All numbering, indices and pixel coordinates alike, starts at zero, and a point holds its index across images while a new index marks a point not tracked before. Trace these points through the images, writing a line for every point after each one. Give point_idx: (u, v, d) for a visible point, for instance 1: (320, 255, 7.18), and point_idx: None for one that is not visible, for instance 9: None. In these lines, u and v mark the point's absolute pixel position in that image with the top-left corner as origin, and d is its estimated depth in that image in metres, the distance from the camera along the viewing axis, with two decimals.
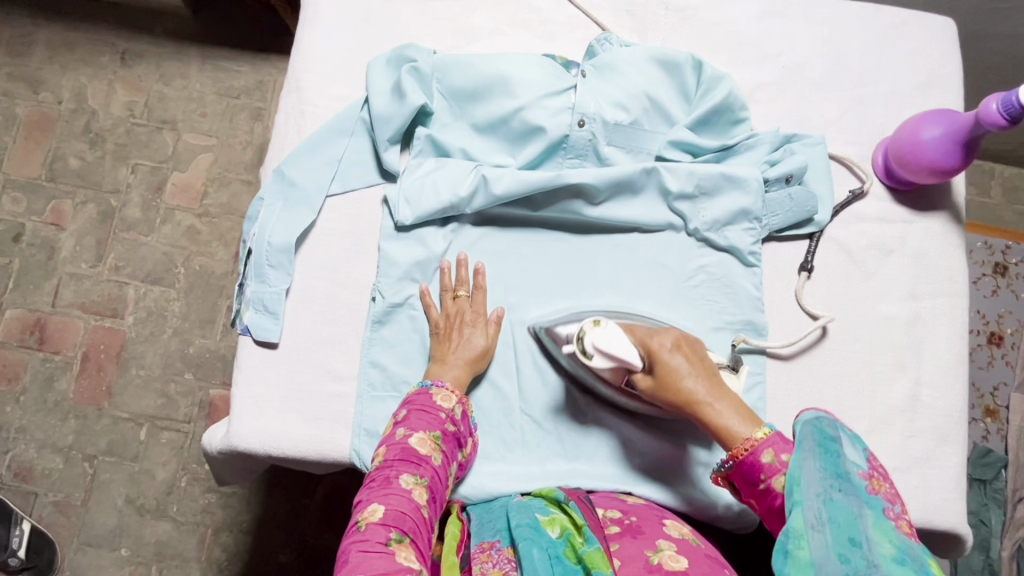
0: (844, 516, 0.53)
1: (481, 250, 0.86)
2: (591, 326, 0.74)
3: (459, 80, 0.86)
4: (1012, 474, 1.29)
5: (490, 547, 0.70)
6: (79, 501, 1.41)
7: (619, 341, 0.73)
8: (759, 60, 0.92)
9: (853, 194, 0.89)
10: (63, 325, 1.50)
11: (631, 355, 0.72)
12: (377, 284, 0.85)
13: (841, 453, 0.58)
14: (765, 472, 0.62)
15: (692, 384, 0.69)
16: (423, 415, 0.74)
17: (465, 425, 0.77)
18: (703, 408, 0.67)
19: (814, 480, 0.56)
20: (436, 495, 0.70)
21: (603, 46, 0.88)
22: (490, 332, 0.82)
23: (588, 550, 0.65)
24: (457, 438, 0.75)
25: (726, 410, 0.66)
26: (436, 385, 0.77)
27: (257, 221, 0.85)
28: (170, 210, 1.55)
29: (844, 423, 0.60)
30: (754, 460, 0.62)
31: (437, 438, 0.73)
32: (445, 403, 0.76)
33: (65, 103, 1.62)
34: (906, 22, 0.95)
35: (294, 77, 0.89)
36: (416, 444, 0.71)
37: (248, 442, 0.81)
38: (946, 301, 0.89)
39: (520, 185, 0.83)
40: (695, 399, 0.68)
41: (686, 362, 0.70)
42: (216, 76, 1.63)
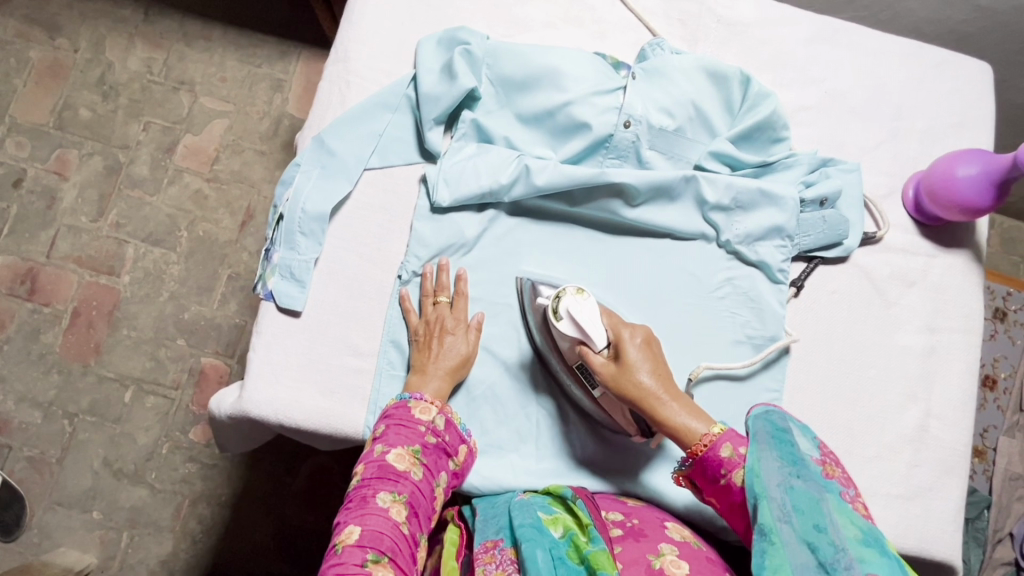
0: (807, 503, 0.55)
1: (515, 240, 0.86)
2: (573, 290, 0.76)
3: (510, 68, 0.86)
4: (995, 515, 1.32)
5: (493, 546, 0.70)
6: (54, 459, 1.37)
7: (593, 318, 0.74)
8: (803, 83, 0.93)
9: (867, 238, 0.91)
10: (55, 277, 1.47)
11: (597, 332, 0.73)
12: (406, 262, 0.84)
13: (793, 442, 0.61)
14: (725, 468, 0.64)
15: (648, 378, 0.71)
16: (401, 430, 0.71)
17: (450, 435, 0.75)
18: (658, 404, 0.70)
19: (774, 471, 0.59)
20: (417, 509, 0.67)
21: (655, 50, 0.89)
22: (471, 342, 0.80)
23: (593, 550, 0.64)
24: (440, 449, 0.73)
25: (678, 408, 0.69)
26: (414, 398, 0.74)
27: (291, 186, 0.84)
28: (178, 172, 1.52)
29: (791, 415, 0.65)
30: (711, 454, 0.65)
31: (416, 452, 0.70)
32: (423, 416, 0.73)
33: (82, 51, 1.58)
34: (946, 62, 0.97)
35: (342, 47, 0.89)
36: (394, 460, 0.68)
37: (261, 408, 0.79)
38: (961, 337, 0.91)
39: (562, 178, 0.83)
40: (649, 395, 0.70)
41: (647, 356, 0.72)
42: (240, 42, 1.61)
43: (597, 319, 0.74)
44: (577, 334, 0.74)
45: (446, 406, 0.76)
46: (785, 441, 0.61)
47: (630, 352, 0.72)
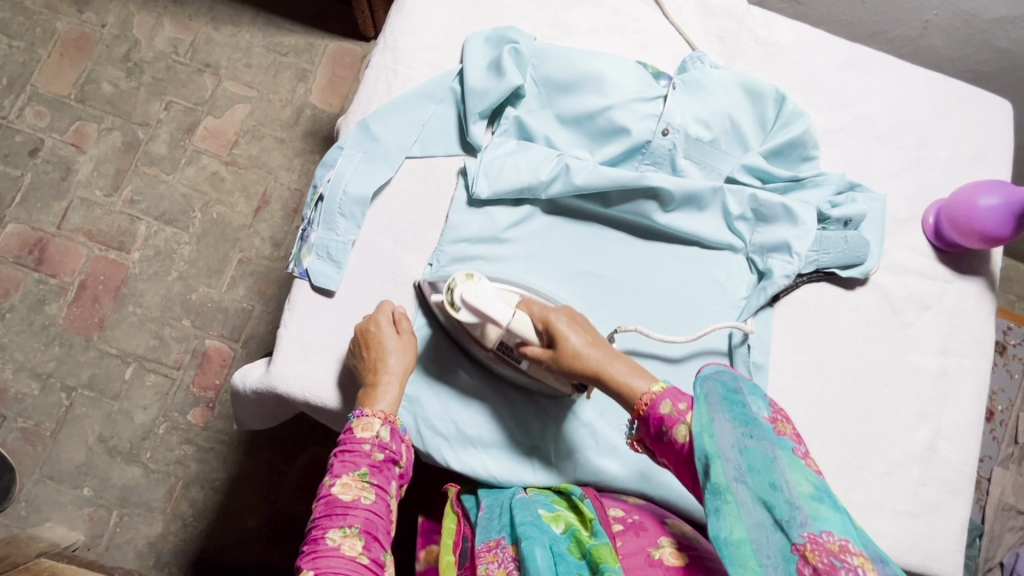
0: (759, 462, 0.54)
1: (548, 237, 0.88)
2: (462, 279, 0.76)
3: (556, 70, 0.88)
4: (986, 544, 1.34)
5: (496, 545, 0.71)
6: (48, 431, 1.36)
7: (488, 297, 0.74)
8: (833, 107, 0.96)
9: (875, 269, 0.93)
10: (64, 250, 1.46)
11: (499, 310, 0.74)
12: (438, 250, 0.85)
13: (744, 402, 0.58)
14: (665, 424, 0.62)
15: (585, 348, 0.69)
16: (345, 457, 0.71)
17: (396, 443, 0.74)
18: (598, 370, 0.67)
19: (726, 432, 0.56)
20: (375, 533, 0.68)
21: (695, 63, 0.92)
22: (404, 336, 0.79)
23: (595, 544, 0.66)
24: (388, 463, 0.72)
25: (618, 369, 0.67)
26: (356, 416, 0.74)
27: (332, 169, 0.86)
28: (197, 153, 1.53)
29: (743, 375, 0.61)
30: (653, 413, 0.62)
31: (363, 476, 0.70)
32: (366, 433, 0.72)
33: (109, 27, 1.59)
34: (969, 97, 1.01)
35: (390, 38, 0.90)
36: (340, 493, 0.68)
37: (288, 384, 0.80)
38: (973, 361, 0.93)
39: (600, 179, 0.85)
40: (587, 363, 0.68)
41: (565, 328, 0.71)
42: (268, 30, 1.63)
43: (490, 297, 0.74)
44: (478, 318, 0.75)
45: (393, 416, 0.75)
46: (736, 401, 0.58)
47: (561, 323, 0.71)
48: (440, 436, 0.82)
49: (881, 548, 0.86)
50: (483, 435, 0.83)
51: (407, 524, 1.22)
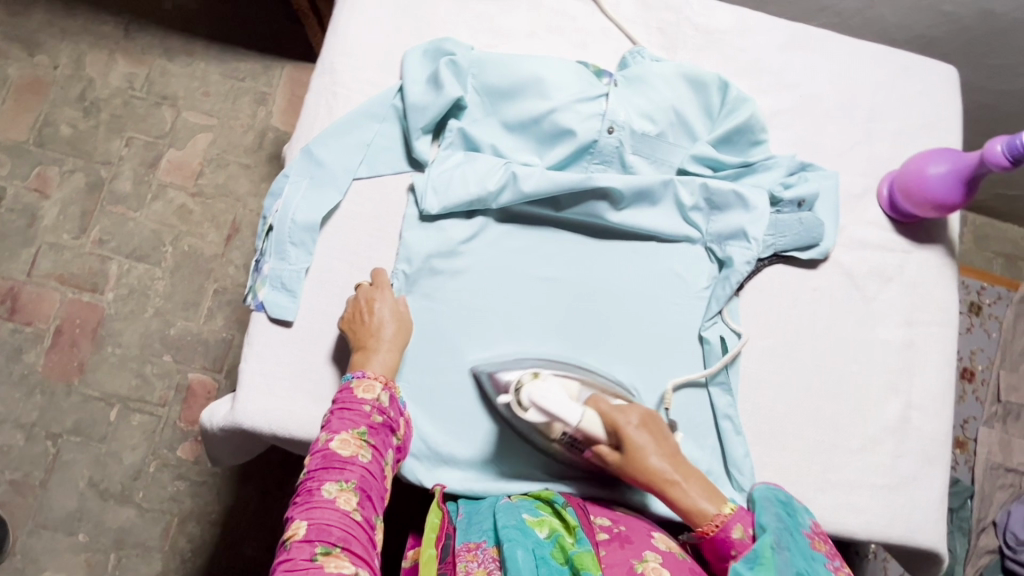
0: (798, 551, 0.63)
1: (503, 246, 0.87)
2: (530, 378, 0.76)
3: (495, 78, 0.87)
4: (978, 504, 1.35)
5: (476, 547, 0.71)
6: (37, 481, 1.34)
7: (558, 398, 0.74)
8: (779, 88, 0.96)
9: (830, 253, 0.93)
10: (36, 296, 1.44)
11: (568, 411, 0.74)
12: (395, 269, 0.85)
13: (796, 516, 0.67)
14: (734, 549, 0.66)
15: (656, 462, 0.71)
16: (345, 415, 0.71)
17: (394, 410, 0.75)
18: (669, 485, 0.70)
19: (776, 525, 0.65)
20: (369, 493, 0.67)
21: (635, 59, 0.91)
22: (402, 312, 0.81)
23: (578, 551, 0.66)
24: (386, 426, 0.73)
25: (688, 488, 0.70)
26: (357, 377, 0.75)
27: (279, 198, 0.85)
28: (162, 187, 1.51)
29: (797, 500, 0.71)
30: (721, 535, 0.67)
31: (361, 434, 0.70)
32: (368, 394, 0.73)
33: (61, 68, 1.57)
34: (914, 65, 1.01)
35: (327, 60, 0.90)
36: (338, 447, 0.68)
37: (254, 420, 0.79)
38: (939, 329, 0.94)
39: (549, 185, 0.85)
40: (657, 478, 0.71)
41: (638, 440, 0.72)
42: (223, 56, 1.61)
43: (557, 395, 0.74)
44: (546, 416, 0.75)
45: (391, 382, 0.76)
46: (789, 510, 0.68)
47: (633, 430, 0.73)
48: (413, 457, 0.81)
49: (863, 524, 0.86)
50: (457, 452, 0.82)
51: (401, 542, 1.21)
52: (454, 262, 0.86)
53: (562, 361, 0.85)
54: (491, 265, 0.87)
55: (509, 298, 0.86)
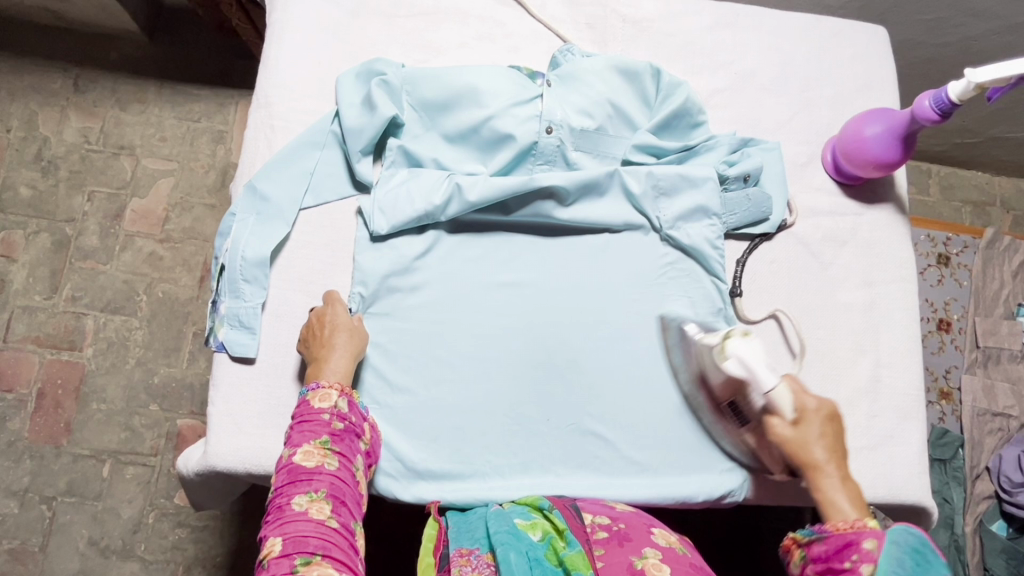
0: None
1: (458, 257, 0.88)
2: (740, 333, 0.80)
3: (429, 93, 0.88)
4: (970, 452, 1.36)
5: (469, 552, 0.69)
6: (36, 546, 1.32)
7: (755, 358, 0.78)
8: (713, 68, 0.98)
9: (782, 226, 0.94)
10: (15, 362, 1.41)
11: (766, 372, 0.78)
12: (355, 292, 0.84)
13: (925, 570, 0.62)
14: (856, 554, 0.65)
15: (821, 451, 0.75)
16: (305, 427, 0.71)
17: (355, 415, 0.75)
18: (823, 474, 0.74)
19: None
20: (343, 499, 0.67)
21: (566, 56, 0.92)
22: (357, 322, 0.81)
23: (569, 553, 0.67)
24: (349, 431, 0.73)
25: (842, 486, 0.73)
26: (312, 389, 0.74)
27: (229, 237, 0.85)
28: (129, 237, 1.47)
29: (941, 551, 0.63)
30: (852, 538, 0.66)
31: (324, 443, 0.70)
32: (324, 403, 0.73)
33: (15, 131, 1.51)
34: (844, 30, 1.02)
35: (262, 94, 0.90)
36: (302, 460, 0.68)
37: (228, 460, 0.79)
38: (899, 286, 0.94)
39: (493, 191, 0.85)
40: (820, 467, 0.74)
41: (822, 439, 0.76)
42: (176, 100, 1.55)
43: (761, 360, 0.78)
44: (744, 372, 0.78)
45: (347, 388, 0.76)
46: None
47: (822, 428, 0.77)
48: (390, 477, 0.81)
49: None
50: (432, 466, 0.81)
51: (404, 561, 1.21)
52: (411, 279, 0.86)
53: (529, 363, 0.85)
54: (451, 277, 0.87)
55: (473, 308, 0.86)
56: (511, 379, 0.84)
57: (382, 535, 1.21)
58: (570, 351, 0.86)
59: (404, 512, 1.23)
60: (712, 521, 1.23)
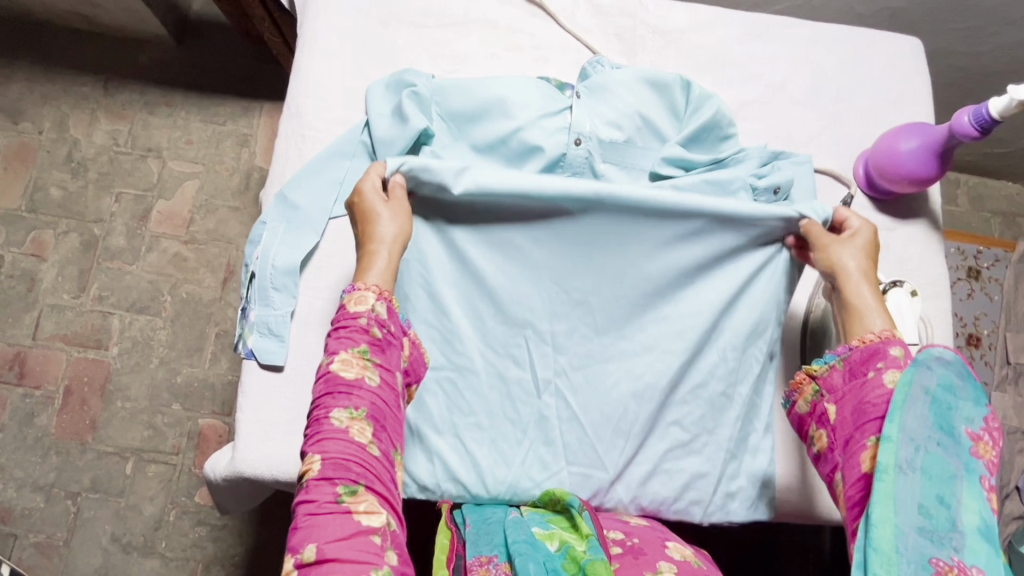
0: (937, 470, 0.58)
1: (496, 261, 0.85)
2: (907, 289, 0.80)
3: (459, 104, 0.88)
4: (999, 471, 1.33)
5: (488, 560, 0.69)
6: (61, 541, 1.35)
7: (900, 317, 0.79)
8: (742, 80, 0.97)
9: None
10: (43, 359, 1.44)
11: (906, 329, 0.78)
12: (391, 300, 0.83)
13: (948, 411, 0.60)
14: (881, 361, 0.66)
15: (852, 261, 0.73)
16: (342, 335, 0.64)
17: (395, 323, 0.67)
18: (850, 279, 0.72)
19: (915, 428, 0.59)
20: (383, 421, 0.62)
21: (595, 68, 0.92)
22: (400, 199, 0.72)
23: (590, 560, 0.65)
24: (389, 341, 0.65)
25: (869, 295, 0.71)
26: (347, 292, 0.66)
27: (258, 244, 0.86)
28: (155, 238, 1.49)
29: (963, 383, 0.62)
30: (879, 347, 0.67)
31: (364, 353, 0.63)
32: (361, 306, 0.65)
33: (46, 132, 1.54)
34: (878, 42, 1.01)
35: (293, 103, 0.90)
36: (340, 370, 0.62)
37: (254, 467, 0.80)
38: (932, 303, 0.92)
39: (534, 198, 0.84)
40: (830, 246, 0.74)
41: (861, 243, 0.74)
42: (203, 104, 1.57)
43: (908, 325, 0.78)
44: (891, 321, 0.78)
45: (388, 292, 0.67)
46: (938, 403, 0.61)
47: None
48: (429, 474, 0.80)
49: None
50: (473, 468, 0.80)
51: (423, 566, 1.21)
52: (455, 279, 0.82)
53: (579, 365, 0.83)
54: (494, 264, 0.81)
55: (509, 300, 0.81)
56: (563, 379, 0.83)
57: None
58: (622, 352, 0.84)
59: (423, 517, 1.23)
60: (731, 535, 1.22)
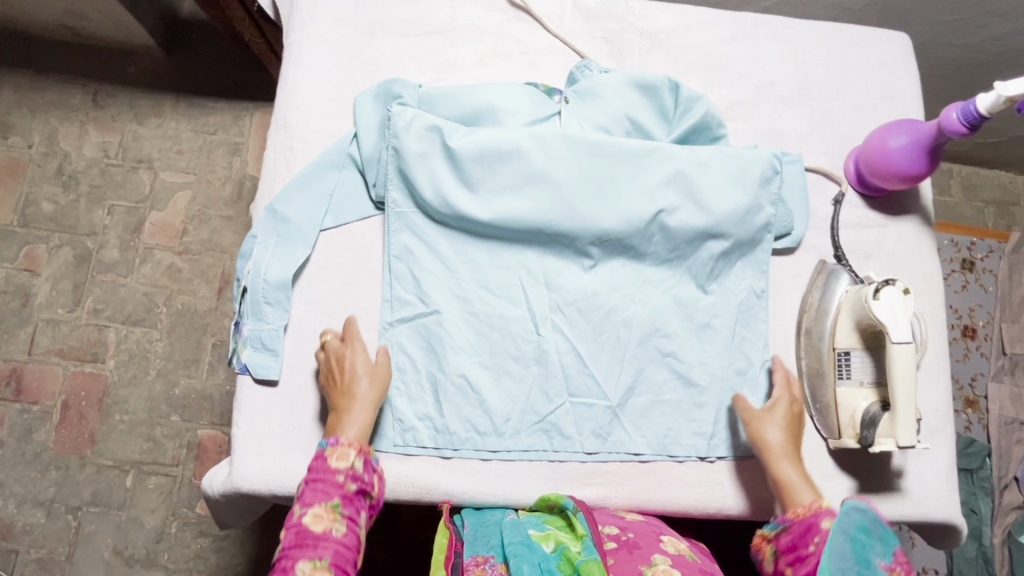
0: None
1: (484, 261, 0.86)
2: (902, 288, 0.80)
3: (446, 113, 0.88)
4: (996, 462, 1.34)
5: (484, 561, 0.70)
6: (63, 555, 1.34)
7: (892, 317, 0.78)
8: (731, 80, 0.96)
9: (798, 242, 0.92)
10: (40, 374, 1.43)
11: (900, 329, 0.78)
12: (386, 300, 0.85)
13: (869, 546, 0.65)
14: (818, 536, 0.69)
15: (780, 438, 0.80)
16: (317, 487, 0.71)
17: (369, 474, 0.74)
18: (774, 458, 0.79)
19: (845, 568, 0.64)
20: (345, 567, 0.67)
21: (583, 72, 0.92)
22: (376, 366, 0.80)
23: (584, 560, 0.66)
24: (360, 494, 0.73)
25: (792, 469, 0.78)
26: (331, 445, 0.74)
27: (250, 258, 0.85)
28: (149, 250, 1.49)
29: (877, 520, 0.68)
30: (812, 521, 0.71)
31: (336, 505, 0.70)
32: (341, 462, 0.72)
33: (36, 146, 1.54)
34: (866, 38, 1.00)
35: (280, 115, 0.90)
36: (311, 523, 0.68)
37: (251, 481, 0.80)
38: (925, 299, 0.92)
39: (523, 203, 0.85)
40: (761, 419, 0.82)
41: (782, 415, 0.82)
42: (194, 113, 1.56)
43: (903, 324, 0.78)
44: (885, 320, 0.78)
45: (365, 446, 0.75)
46: (864, 542, 0.66)
47: (900, 404, 0.77)
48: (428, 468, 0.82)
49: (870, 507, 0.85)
50: (462, 452, 0.83)
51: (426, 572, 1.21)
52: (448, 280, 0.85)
53: (576, 359, 0.85)
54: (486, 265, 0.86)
55: (489, 287, 0.86)
56: (558, 372, 0.85)
57: (403, 546, 1.22)
58: (613, 345, 0.86)
59: (424, 523, 1.23)
60: (732, 533, 1.22)
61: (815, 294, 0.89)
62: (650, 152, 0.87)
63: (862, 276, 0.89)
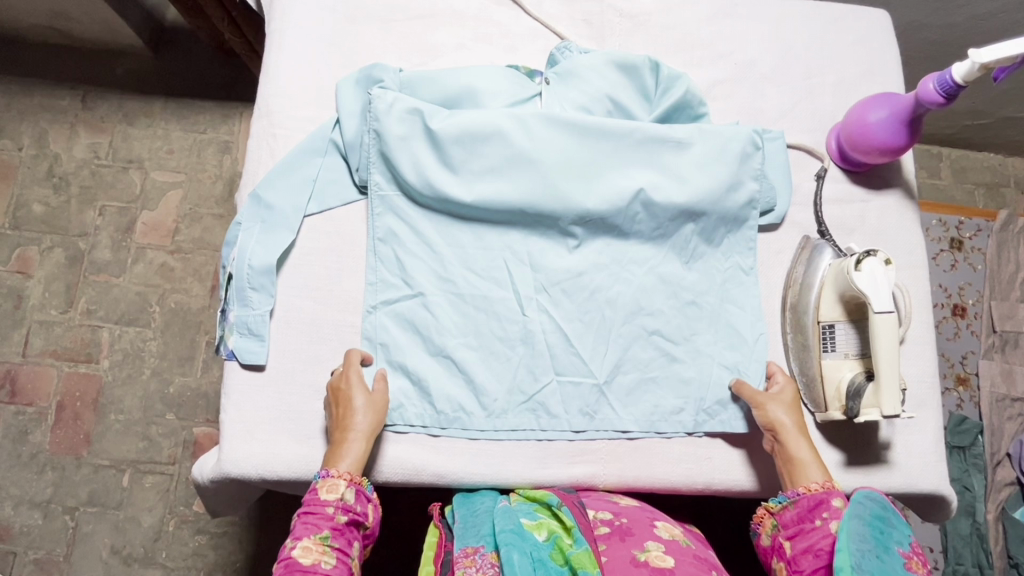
0: None
1: (470, 242, 0.87)
2: (881, 258, 0.81)
3: (427, 97, 0.89)
4: (989, 439, 1.34)
5: (474, 551, 0.70)
6: (61, 556, 1.35)
7: (874, 287, 0.79)
8: (712, 60, 0.97)
9: (782, 217, 0.93)
10: (35, 375, 1.43)
11: (881, 298, 0.78)
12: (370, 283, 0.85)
13: (885, 532, 0.68)
14: (826, 512, 0.71)
15: (788, 419, 0.80)
16: (308, 519, 0.71)
17: (361, 504, 0.74)
18: (786, 438, 0.78)
19: (863, 541, 0.66)
20: None
21: (563, 54, 0.92)
22: (374, 395, 0.79)
23: (575, 551, 0.67)
24: (350, 525, 0.73)
25: (805, 449, 0.78)
26: (322, 476, 0.73)
27: (235, 246, 0.86)
28: (141, 249, 1.49)
29: (892, 512, 0.70)
30: (823, 497, 0.72)
31: (325, 539, 0.70)
32: (330, 495, 0.72)
33: (26, 149, 1.53)
34: (846, 16, 1.01)
35: (263, 103, 0.90)
36: (300, 556, 0.68)
37: (240, 467, 0.80)
38: (909, 273, 0.92)
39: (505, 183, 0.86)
40: (768, 401, 0.81)
41: (788, 397, 0.82)
42: (183, 113, 1.57)
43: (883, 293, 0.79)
44: (867, 289, 0.79)
45: (356, 477, 0.75)
46: (880, 528, 0.68)
47: (883, 372, 0.78)
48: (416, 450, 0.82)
49: (858, 478, 0.86)
50: (451, 431, 0.83)
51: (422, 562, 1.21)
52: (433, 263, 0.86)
53: (562, 338, 0.86)
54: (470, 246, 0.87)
55: (473, 269, 0.86)
56: (543, 351, 0.85)
57: (399, 536, 1.22)
58: (598, 323, 0.86)
59: (420, 513, 1.24)
60: (726, 514, 1.22)
61: (799, 269, 0.89)
62: (631, 130, 0.87)
63: (845, 248, 0.89)
